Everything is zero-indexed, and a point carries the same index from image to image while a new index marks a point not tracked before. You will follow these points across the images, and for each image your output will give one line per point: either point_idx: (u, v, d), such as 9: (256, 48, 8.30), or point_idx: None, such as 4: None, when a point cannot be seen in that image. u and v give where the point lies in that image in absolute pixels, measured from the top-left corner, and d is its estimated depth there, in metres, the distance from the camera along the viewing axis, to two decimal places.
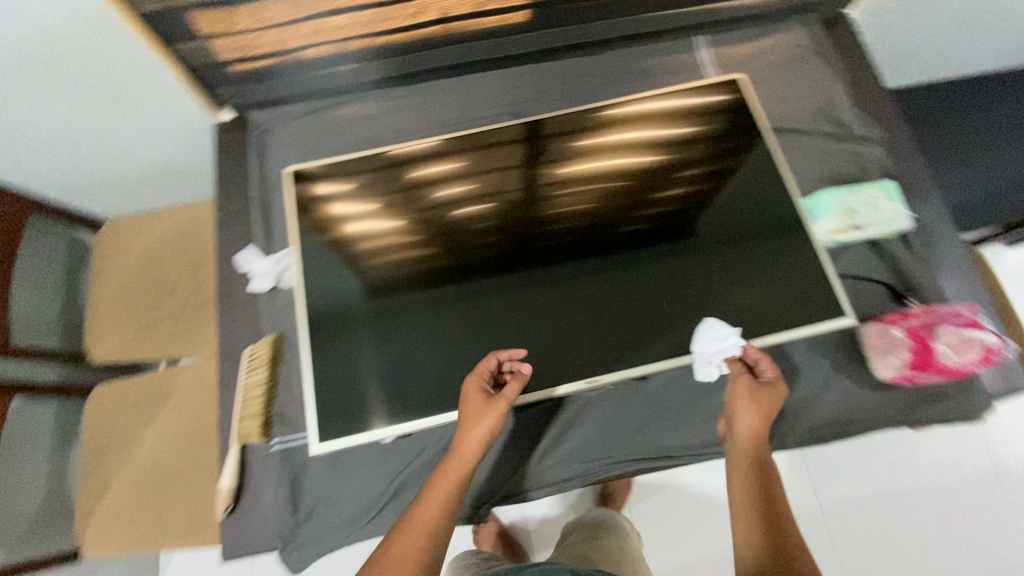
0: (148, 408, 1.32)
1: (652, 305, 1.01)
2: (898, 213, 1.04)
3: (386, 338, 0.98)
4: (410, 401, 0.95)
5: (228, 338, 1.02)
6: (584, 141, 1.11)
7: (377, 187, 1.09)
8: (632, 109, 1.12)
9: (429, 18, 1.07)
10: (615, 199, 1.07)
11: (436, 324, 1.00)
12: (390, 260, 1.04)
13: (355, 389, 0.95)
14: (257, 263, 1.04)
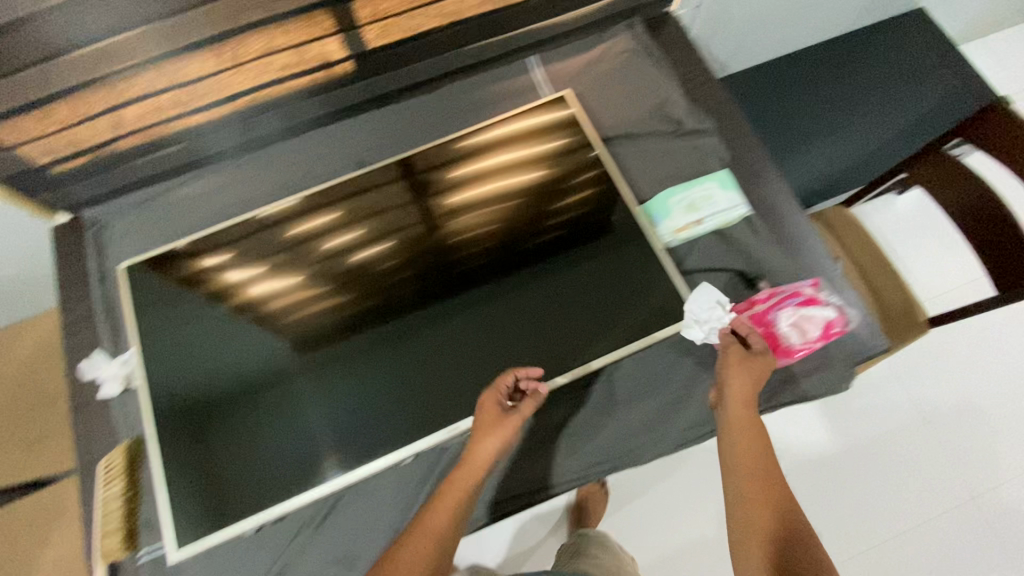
0: (37, 530, 1.24)
1: (509, 337, 0.99)
2: (733, 200, 1.06)
3: (245, 424, 0.95)
4: (276, 485, 0.92)
5: (87, 450, 0.98)
6: (462, 168, 1.11)
7: (262, 251, 1.07)
8: (467, 142, 1.12)
9: (241, 87, 1.05)
10: (461, 237, 1.06)
11: (293, 398, 0.97)
12: (302, 318, 1.02)
13: (218, 483, 0.92)
14: (104, 367, 1.00)
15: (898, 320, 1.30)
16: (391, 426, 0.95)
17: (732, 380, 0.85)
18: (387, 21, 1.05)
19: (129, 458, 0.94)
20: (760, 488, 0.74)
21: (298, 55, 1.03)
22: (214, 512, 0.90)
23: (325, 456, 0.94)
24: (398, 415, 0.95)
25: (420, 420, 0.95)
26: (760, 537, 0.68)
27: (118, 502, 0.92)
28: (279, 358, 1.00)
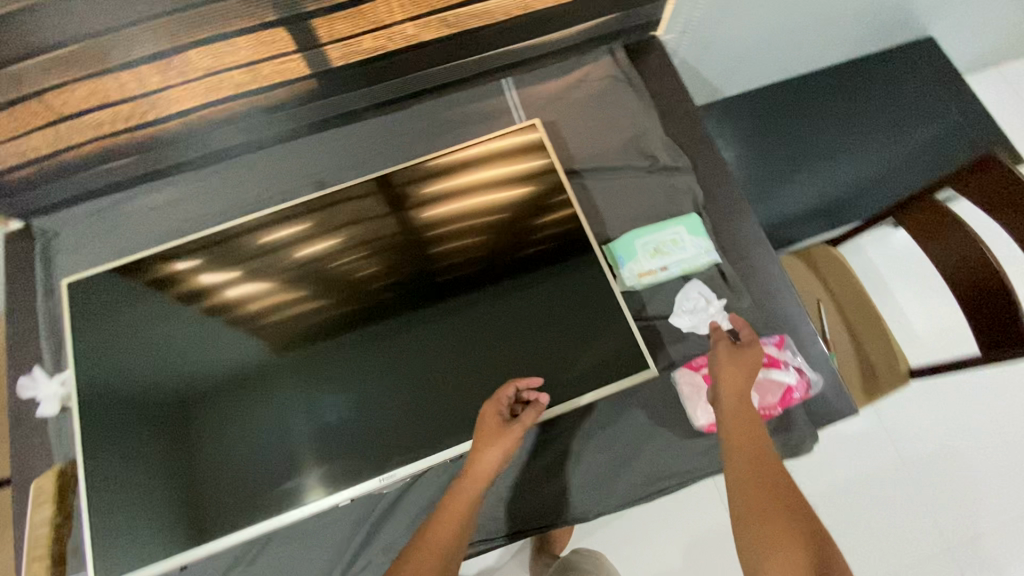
0: None
1: (455, 381, 0.95)
2: (703, 247, 1.00)
3: (179, 454, 0.93)
4: (206, 520, 0.89)
5: (21, 470, 0.96)
6: (443, 182, 1.05)
7: (233, 255, 1.04)
8: (429, 167, 1.06)
9: (199, 103, 1.01)
10: (416, 269, 1.01)
11: (231, 429, 0.94)
12: (276, 322, 1.00)
13: (149, 514, 0.90)
14: (42, 385, 0.98)
15: (880, 372, 1.24)
16: (327, 467, 0.92)
17: (724, 375, 0.80)
18: (347, 40, 0.98)
19: (60, 482, 0.92)
20: (771, 495, 0.68)
21: (256, 72, 0.99)
22: (144, 543, 0.89)
23: (258, 492, 0.91)
24: (336, 455, 0.92)
25: (357, 462, 0.92)
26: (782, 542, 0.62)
27: (46, 529, 0.89)
28: (220, 385, 0.97)
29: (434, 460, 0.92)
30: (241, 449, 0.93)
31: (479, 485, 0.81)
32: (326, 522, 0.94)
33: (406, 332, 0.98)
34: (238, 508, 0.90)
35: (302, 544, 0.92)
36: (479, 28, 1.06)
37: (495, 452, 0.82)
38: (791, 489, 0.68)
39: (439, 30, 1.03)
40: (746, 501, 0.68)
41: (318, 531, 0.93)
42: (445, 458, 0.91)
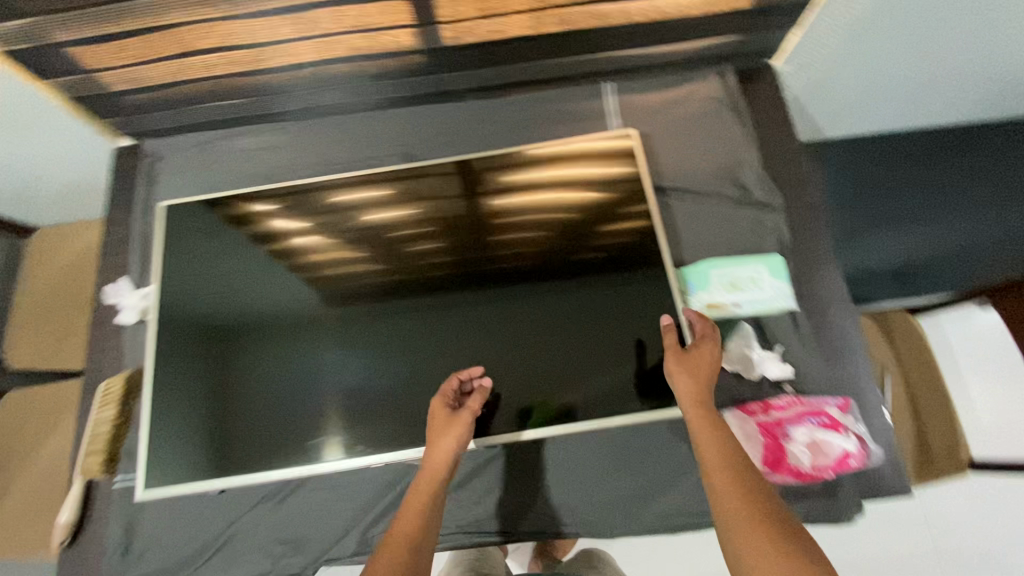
0: (54, 417, 1.35)
1: (501, 375, 0.96)
2: (781, 291, 0.98)
3: (228, 387, 0.97)
4: (242, 455, 0.94)
5: (92, 369, 1.03)
6: (516, 176, 1.05)
7: (303, 208, 1.08)
8: (512, 160, 1.06)
9: (314, 60, 1.04)
10: (479, 258, 1.02)
11: (277, 373, 0.98)
12: (331, 277, 1.03)
13: (191, 438, 0.94)
14: (127, 295, 1.05)
15: (938, 457, 1.18)
16: (363, 431, 0.94)
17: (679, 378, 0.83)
18: (464, 23, 0.99)
19: (127, 388, 0.98)
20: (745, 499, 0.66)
21: (372, 40, 1.01)
22: (183, 463, 0.93)
23: (293, 440, 0.94)
24: (372, 421, 0.95)
25: (392, 433, 0.94)
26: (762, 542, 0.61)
27: (106, 428, 0.96)
28: (274, 330, 1.00)
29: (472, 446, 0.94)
30: (284, 394, 0.97)
31: (435, 474, 0.83)
32: (353, 484, 0.95)
33: (459, 317, 0.99)
34: (271, 451, 0.94)
35: (327, 498, 0.94)
36: (594, 30, 1.05)
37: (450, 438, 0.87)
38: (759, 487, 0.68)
39: (554, 27, 1.02)
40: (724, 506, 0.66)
41: (345, 489, 0.95)
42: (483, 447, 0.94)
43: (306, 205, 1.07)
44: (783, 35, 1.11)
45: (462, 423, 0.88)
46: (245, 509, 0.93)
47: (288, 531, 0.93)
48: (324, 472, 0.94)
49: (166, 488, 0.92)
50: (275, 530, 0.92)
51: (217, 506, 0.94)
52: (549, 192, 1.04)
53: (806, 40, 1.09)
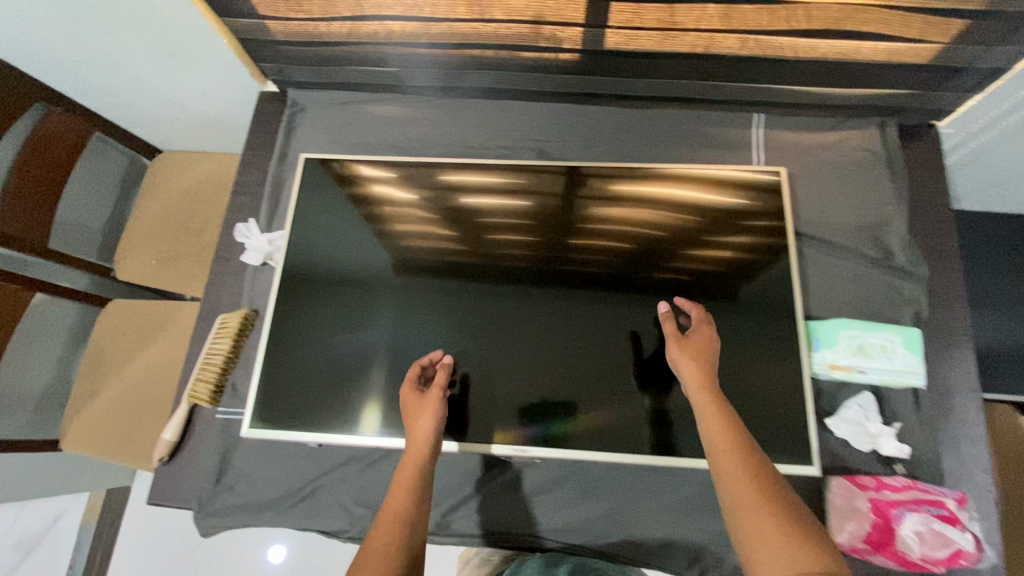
0: (148, 332, 1.41)
1: (591, 391, 0.95)
2: (913, 366, 0.92)
3: (313, 341, 1.00)
4: (322, 417, 0.95)
5: (211, 300, 1.08)
6: (626, 186, 1.03)
7: (413, 181, 1.08)
8: (604, 173, 1.04)
9: (475, 42, 1.04)
10: (555, 266, 1.01)
11: (365, 339, 1.00)
12: (421, 252, 1.04)
13: (276, 390, 0.97)
14: (252, 237, 1.08)
15: None
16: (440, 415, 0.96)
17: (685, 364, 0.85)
18: (638, 32, 0.96)
19: (242, 324, 1.02)
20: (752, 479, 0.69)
21: (539, 33, 1.00)
22: (266, 413, 0.96)
23: (368, 411, 0.96)
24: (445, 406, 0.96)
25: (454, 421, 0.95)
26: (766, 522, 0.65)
27: (219, 359, 1.00)
28: (359, 300, 1.02)
29: (567, 456, 0.93)
30: (374, 359, 0.98)
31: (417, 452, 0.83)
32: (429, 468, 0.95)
33: (530, 322, 0.99)
34: (347, 417, 0.95)
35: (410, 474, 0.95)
36: (765, 60, 1.01)
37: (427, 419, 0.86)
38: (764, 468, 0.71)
39: (727, 50, 0.99)
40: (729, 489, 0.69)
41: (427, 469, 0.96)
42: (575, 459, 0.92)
43: (416, 178, 1.07)
44: (962, 98, 1.03)
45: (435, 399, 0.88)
46: (335, 465, 0.96)
47: (371, 495, 0.95)
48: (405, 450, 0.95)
49: (259, 432, 0.95)
50: (360, 491, 0.95)
51: (307, 457, 0.97)
52: (652, 208, 1.02)
53: (988, 108, 1.01)
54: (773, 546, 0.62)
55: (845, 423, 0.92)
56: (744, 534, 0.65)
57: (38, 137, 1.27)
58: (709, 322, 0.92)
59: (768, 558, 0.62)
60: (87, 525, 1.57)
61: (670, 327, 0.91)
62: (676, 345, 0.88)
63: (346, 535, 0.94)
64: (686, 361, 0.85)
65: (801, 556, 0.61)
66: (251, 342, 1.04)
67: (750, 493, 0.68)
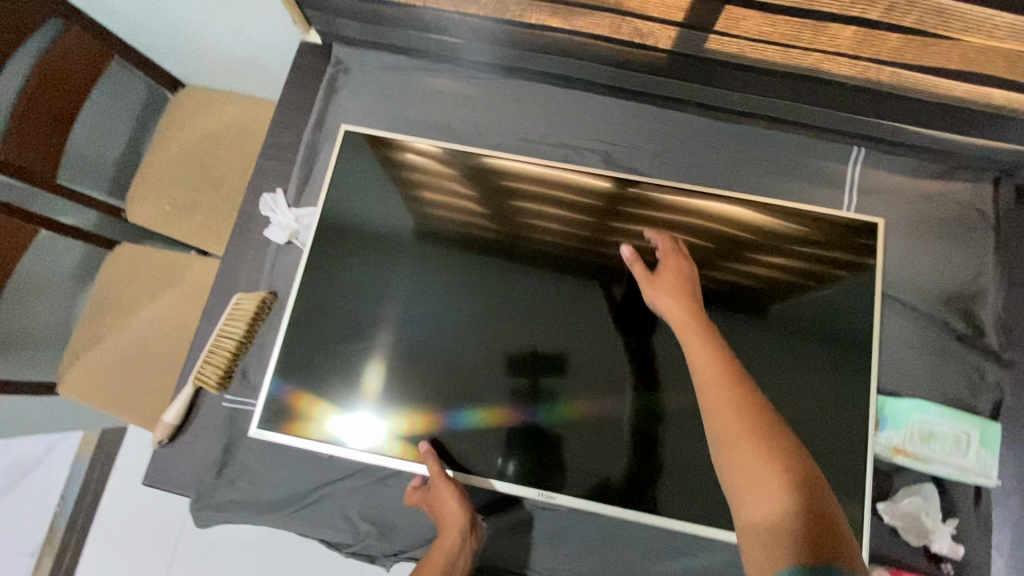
0: (158, 284, 1.33)
1: (627, 439, 0.86)
2: (986, 464, 0.84)
3: (321, 329, 0.90)
4: (335, 426, 0.87)
5: (228, 276, 0.99)
6: (695, 208, 0.91)
7: (462, 166, 0.95)
8: (655, 189, 0.91)
9: (557, 23, 0.89)
10: (588, 287, 0.90)
11: (378, 335, 0.90)
12: (455, 246, 0.92)
13: (285, 392, 0.88)
14: (278, 211, 0.98)
15: None
16: (458, 439, 0.87)
17: (663, 299, 0.82)
18: (749, 43, 0.83)
19: (258, 308, 0.93)
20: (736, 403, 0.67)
21: (635, 25, 0.86)
22: (273, 415, 0.87)
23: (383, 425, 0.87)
24: (461, 427, 0.87)
25: (467, 443, 0.87)
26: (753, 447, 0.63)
27: (231, 344, 0.91)
28: (378, 295, 0.91)
29: (600, 510, 0.84)
30: (391, 361, 0.88)
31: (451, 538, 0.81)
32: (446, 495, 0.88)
33: (560, 350, 0.88)
34: (362, 429, 0.87)
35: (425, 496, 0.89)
36: (886, 94, 0.87)
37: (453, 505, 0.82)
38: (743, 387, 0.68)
39: (847, 75, 0.85)
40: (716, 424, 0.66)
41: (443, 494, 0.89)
42: (608, 514, 0.84)
43: (465, 164, 0.94)
44: None
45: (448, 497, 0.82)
46: (343, 475, 0.90)
47: (378, 512, 0.89)
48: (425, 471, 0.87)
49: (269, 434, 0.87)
50: (367, 505, 0.89)
51: (315, 462, 0.90)
52: (719, 234, 0.90)
53: None
54: (760, 468, 0.61)
55: (898, 514, 0.84)
56: (730, 463, 0.63)
57: (55, 54, 1.16)
58: (687, 263, 0.87)
59: (752, 500, 0.59)
60: (81, 458, 1.49)
61: (640, 271, 0.86)
62: (653, 286, 0.84)
63: (348, 549, 0.89)
64: (667, 301, 0.82)
65: (786, 497, 0.58)
66: (266, 327, 0.96)
67: (737, 428, 0.65)
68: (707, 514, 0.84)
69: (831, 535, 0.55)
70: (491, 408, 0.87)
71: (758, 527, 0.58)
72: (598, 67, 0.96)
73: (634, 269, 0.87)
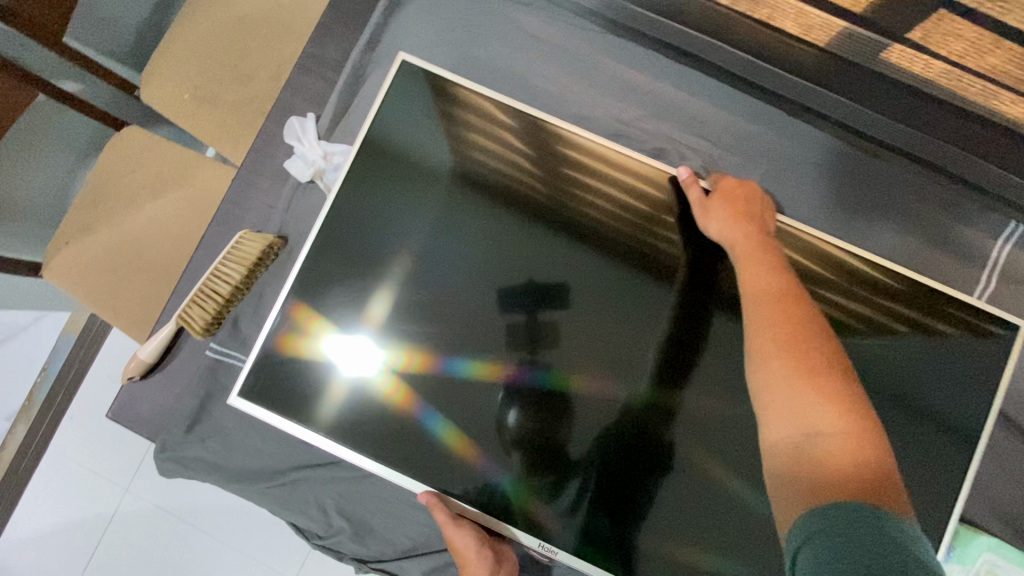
0: (162, 181, 1.17)
1: (665, 484, 0.71)
2: None
3: (329, 288, 0.73)
4: (324, 412, 0.71)
5: (238, 205, 0.86)
6: (807, 258, 0.73)
7: (537, 138, 0.77)
8: (744, 183, 0.75)
9: None
10: (646, 299, 0.74)
11: (396, 308, 0.73)
12: (509, 227, 0.75)
13: (271, 359, 0.72)
14: (306, 141, 0.82)
15: None
16: (459, 421, 0.71)
17: (715, 220, 0.71)
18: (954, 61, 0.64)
19: (262, 254, 0.79)
20: (786, 324, 0.57)
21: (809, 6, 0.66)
22: (253, 382, 0.72)
23: (375, 405, 0.71)
24: (457, 390, 0.71)
25: (464, 418, 0.71)
26: (793, 366, 0.53)
27: (224, 288, 0.78)
28: (403, 262, 0.74)
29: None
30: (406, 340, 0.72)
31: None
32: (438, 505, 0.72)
33: (583, 324, 0.74)
34: (354, 419, 0.71)
35: (414, 505, 0.79)
36: None
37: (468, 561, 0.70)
38: (801, 311, 0.58)
39: None
40: (753, 341, 0.58)
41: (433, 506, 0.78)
42: None
43: (541, 137, 0.76)
44: None
45: (477, 571, 0.70)
46: (323, 461, 0.80)
47: (355, 508, 0.80)
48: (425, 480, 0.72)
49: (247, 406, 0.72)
50: (344, 499, 0.80)
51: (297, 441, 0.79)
52: (827, 296, 0.73)
53: None
54: (790, 392, 0.52)
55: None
56: (757, 383, 0.56)
57: None
58: (759, 199, 0.73)
59: (778, 419, 0.53)
60: (67, 335, 1.36)
61: (695, 187, 0.73)
62: (709, 201, 0.72)
63: (317, 540, 0.81)
64: (720, 220, 0.70)
65: (822, 416, 0.51)
66: (268, 275, 0.82)
67: (776, 341, 0.56)
68: None
69: (856, 459, 0.49)
70: (491, 357, 0.72)
71: (781, 448, 0.53)
72: (738, 53, 0.75)
73: (688, 186, 0.74)
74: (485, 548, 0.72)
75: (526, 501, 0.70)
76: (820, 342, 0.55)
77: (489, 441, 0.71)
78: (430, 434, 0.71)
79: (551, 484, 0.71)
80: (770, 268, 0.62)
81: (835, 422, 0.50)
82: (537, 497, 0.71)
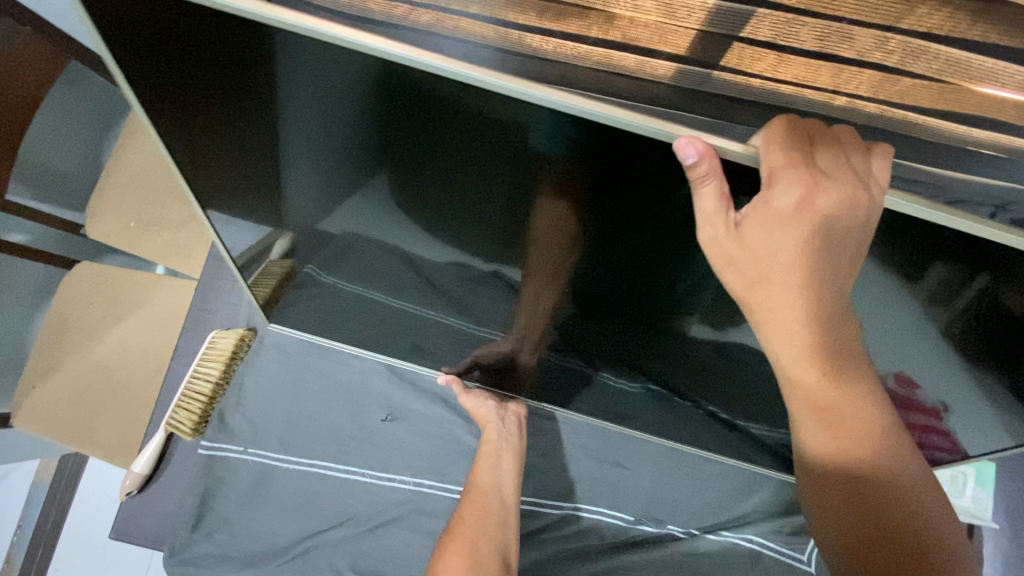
0: (121, 307, 1.21)
1: (707, 288, 0.54)
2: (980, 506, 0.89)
3: (210, 75, 0.40)
4: (336, 136, 0.45)
5: (204, 317, 0.97)
6: (910, 232, 0.40)
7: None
8: (830, 165, 0.40)
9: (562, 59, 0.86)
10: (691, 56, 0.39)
11: (320, 120, 0.43)
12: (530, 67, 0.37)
13: (178, 60, 0.39)
14: None
15: None
16: (434, 219, 0.53)
17: (745, 246, 0.45)
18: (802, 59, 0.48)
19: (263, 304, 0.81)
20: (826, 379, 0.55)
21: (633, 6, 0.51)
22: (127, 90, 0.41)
23: (418, 75, 0.37)
24: (347, 149, 0.46)
25: (437, 197, 0.50)
26: (845, 430, 0.59)
27: (206, 386, 0.88)
28: (314, 100, 0.41)
29: (594, 420, 0.91)
30: (349, 134, 0.44)
31: (491, 437, 0.84)
32: (486, 288, 0.63)
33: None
34: (387, 110, 0.41)
35: (478, 290, 0.64)
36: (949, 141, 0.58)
37: (475, 401, 0.87)
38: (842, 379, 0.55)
39: None
40: (803, 410, 0.58)
41: (490, 321, 0.71)
42: (616, 392, 0.80)
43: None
44: None
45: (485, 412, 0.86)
46: (330, 524, 0.86)
47: (368, 564, 0.85)
48: (422, 335, 0.79)
49: (242, 232, 0.61)
50: (356, 556, 0.86)
51: (321, 214, 0.56)
52: (943, 265, 0.42)
53: None
54: (838, 450, 0.60)
55: None
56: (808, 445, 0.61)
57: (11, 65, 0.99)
58: (852, 176, 0.40)
59: (809, 428, 0.60)
60: (40, 481, 1.28)
61: (715, 192, 0.39)
62: (746, 226, 0.43)
63: None
64: (759, 245, 0.45)
65: (845, 413, 0.58)
66: (245, 366, 0.90)
67: (814, 409, 0.58)
68: (736, 394, 0.71)
69: (888, 489, 0.61)
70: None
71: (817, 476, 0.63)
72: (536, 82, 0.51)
73: (699, 195, 0.40)
74: (510, 414, 0.87)
75: (539, 218, 0.49)
76: (852, 407, 0.58)
77: (492, 143, 0.42)
78: (407, 199, 0.51)
79: (595, 211, 0.46)
80: (824, 294, 0.48)
81: (871, 463, 0.60)
82: (573, 232, 0.50)
